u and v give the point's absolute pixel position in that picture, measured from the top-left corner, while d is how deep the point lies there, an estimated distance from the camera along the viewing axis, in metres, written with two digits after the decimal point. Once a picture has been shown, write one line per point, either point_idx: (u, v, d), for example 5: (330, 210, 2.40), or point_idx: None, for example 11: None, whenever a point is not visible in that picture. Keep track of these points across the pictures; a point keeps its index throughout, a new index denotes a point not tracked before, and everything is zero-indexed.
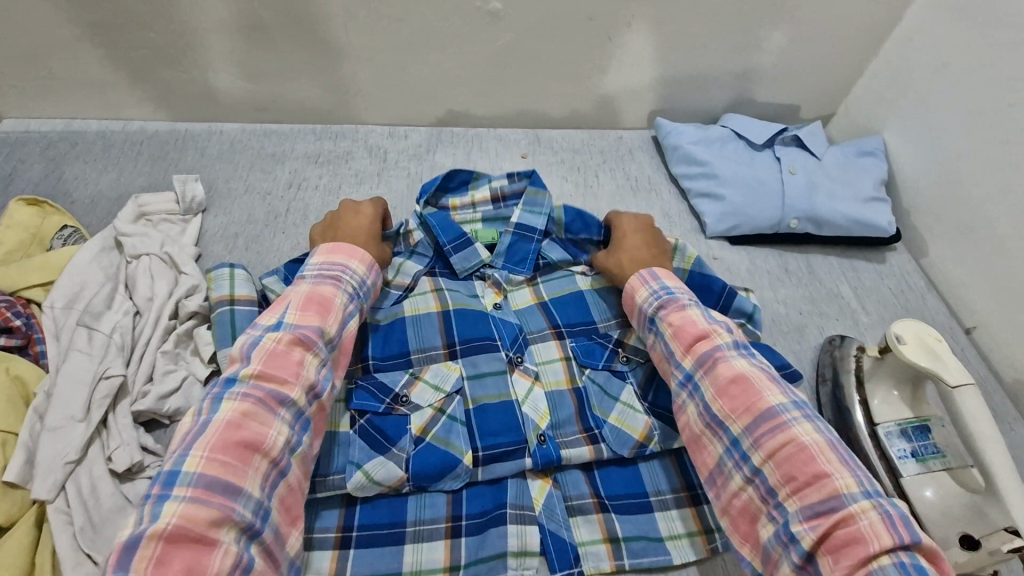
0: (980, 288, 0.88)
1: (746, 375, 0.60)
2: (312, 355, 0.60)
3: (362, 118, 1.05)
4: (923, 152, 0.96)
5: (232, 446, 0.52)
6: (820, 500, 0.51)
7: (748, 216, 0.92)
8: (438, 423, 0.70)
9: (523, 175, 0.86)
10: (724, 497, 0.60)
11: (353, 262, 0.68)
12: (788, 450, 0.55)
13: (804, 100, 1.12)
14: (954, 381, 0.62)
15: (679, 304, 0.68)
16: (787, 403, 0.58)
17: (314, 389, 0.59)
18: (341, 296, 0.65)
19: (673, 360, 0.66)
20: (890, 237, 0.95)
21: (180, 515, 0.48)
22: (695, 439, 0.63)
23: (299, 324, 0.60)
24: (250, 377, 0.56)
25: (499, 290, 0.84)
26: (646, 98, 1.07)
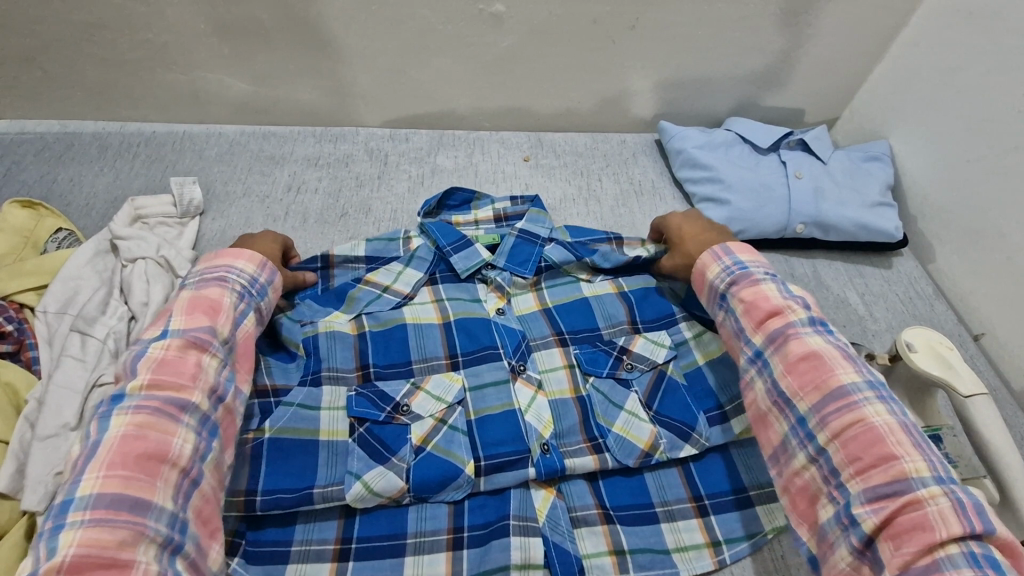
0: (988, 295, 0.87)
1: (818, 352, 0.58)
2: (209, 355, 0.58)
3: (363, 121, 1.04)
4: (930, 158, 0.95)
5: (131, 460, 0.50)
6: (886, 483, 0.51)
7: (754, 222, 0.91)
8: (439, 433, 0.68)
9: (524, 200, 0.90)
10: (784, 474, 0.59)
11: (239, 261, 0.67)
12: (858, 430, 0.54)
13: (809, 105, 1.11)
14: (967, 391, 0.61)
15: (753, 279, 0.66)
16: (859, 383, 0.56)
17: (215, 392, 0.57)
18: (229, 296, 0.63)
19: (744, 334, 0.64)
20: (897, 243, 0.93)
21: (82, 541, 0.46)
22: (759, 415, 0.62)
23: (186, 328, 0.58)
24: (138, 389, 0.54)
25: (502, 294, 0.82)
26: (650, 101, 1.06)
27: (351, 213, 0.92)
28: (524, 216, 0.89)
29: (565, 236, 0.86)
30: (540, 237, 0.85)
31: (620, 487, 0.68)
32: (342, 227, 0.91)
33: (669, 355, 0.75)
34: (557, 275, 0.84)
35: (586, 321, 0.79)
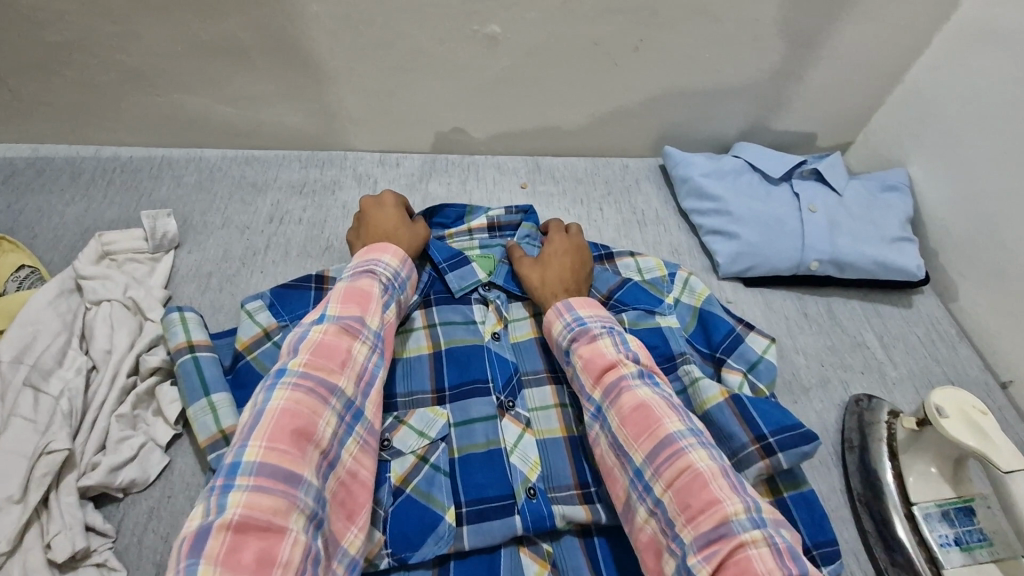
0: (1016, 339, 0.81)
1: (648, 403, 0.57)
2: (359, 342, 0.59)
3: (351, 144, 0.99)
4: (953, 188, 0.89)
5: (290, 434, 0.49)
6: (714, 529, 0.48)
7: (764, 257, 0.85)
8: (420, 473, 0.63)
9: (520, 210, 0.86)
10: (632, 529, 0.55)
11: (385, 256, 0.68)
12: (685, 477, 0.51)
13: (822, 129, 1.05)
14: (1006, 466, 0.55)
15: (590, 334, 0.65)
16: (684, 430, 0.55)
17: (359, 378, 0.57)
18: (379, 287, 0.64)
19: (583, 390, 0.63)
20: (919, 281, 0.87)
21: (245, 508, 0.45)
22: (605, 469, 0.59)
23: (341, 315, 0.59)
24: (299, 365, 0.54)
25: (500, 317, 0.77)
26: (654, 126, 1.00)
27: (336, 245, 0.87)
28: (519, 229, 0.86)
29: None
30: None
31: (615, 541, 0.62)
32: (325, 260, 0.85)
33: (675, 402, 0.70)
34: None
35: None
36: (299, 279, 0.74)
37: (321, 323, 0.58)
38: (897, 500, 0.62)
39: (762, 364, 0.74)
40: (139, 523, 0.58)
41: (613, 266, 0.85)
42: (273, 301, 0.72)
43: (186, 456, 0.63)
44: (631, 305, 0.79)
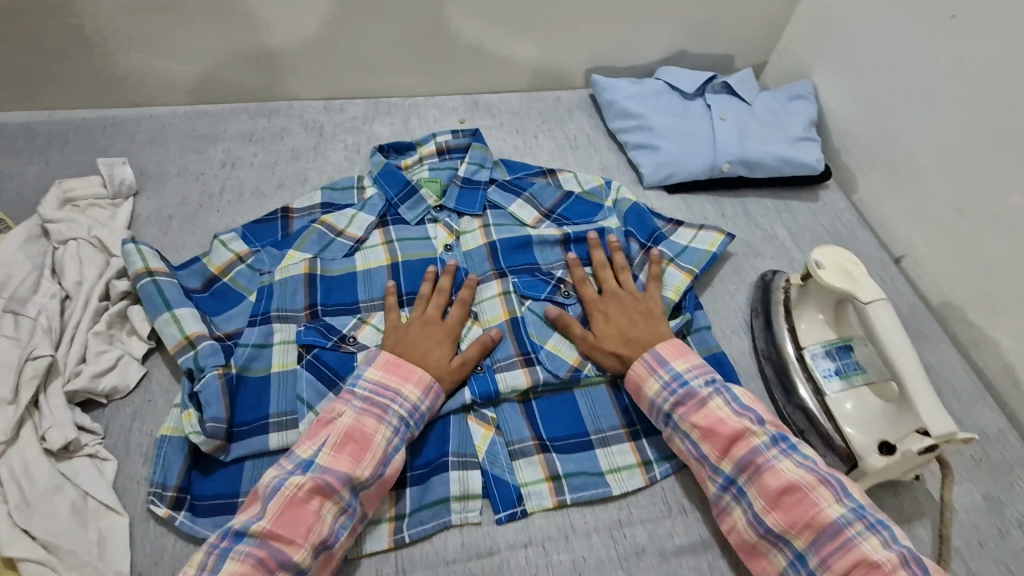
0: (905, 218, 0.90)
1: (798, 485, 0.58)
2: (332, 503, 0.56)
3: (296, 94, 1.04)
4: (849, 91, 0.97)
5: None
6: (824, 532, 0.56)
7: (683, 165, 0.93)
8: None
9: (467, 134, 0.96)
10: None
11: (406, 386, 0.64)
12: (860, 572, 0.54)
13: (738, 50, 1.12)
14: (868, 299, 0.65)
15: (700, 398, 0.64)
16: (846, 513, 0.57)
17: (326, 541, 0.55)
18: (384, 432, 0.61)
19: (653, 410, 0.67)
20: (821, 175, 0.96)
21: None
22: (747, 546, 0.60)
23: (328, 468, 0.57)
24: (259, 532, 0.54)
25: (450, 231, 0.87)
26: (581, 56, 1.07)
27: (288, 184, 0.93)
28: (468, 150, 0.95)
29: (504, 174, 0.94)
30: (481, 182, 0.91)
31: (552, 401, 0.71)
32: (278, 197, 0.91)
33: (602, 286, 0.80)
34: (500, 213, 0.89)
35: (526, 257, 0.83)
36: (267, 216, 0.85)
37: (301, 475, 0.56)
38: (790, 351, 0.72)
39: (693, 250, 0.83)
40: (124, 423, 0.65)
41: (556, 180, 0.94)
42: (245, 234, 0.82)
43: (162, 367, 0.69)
44: (573, 219, 0.89)
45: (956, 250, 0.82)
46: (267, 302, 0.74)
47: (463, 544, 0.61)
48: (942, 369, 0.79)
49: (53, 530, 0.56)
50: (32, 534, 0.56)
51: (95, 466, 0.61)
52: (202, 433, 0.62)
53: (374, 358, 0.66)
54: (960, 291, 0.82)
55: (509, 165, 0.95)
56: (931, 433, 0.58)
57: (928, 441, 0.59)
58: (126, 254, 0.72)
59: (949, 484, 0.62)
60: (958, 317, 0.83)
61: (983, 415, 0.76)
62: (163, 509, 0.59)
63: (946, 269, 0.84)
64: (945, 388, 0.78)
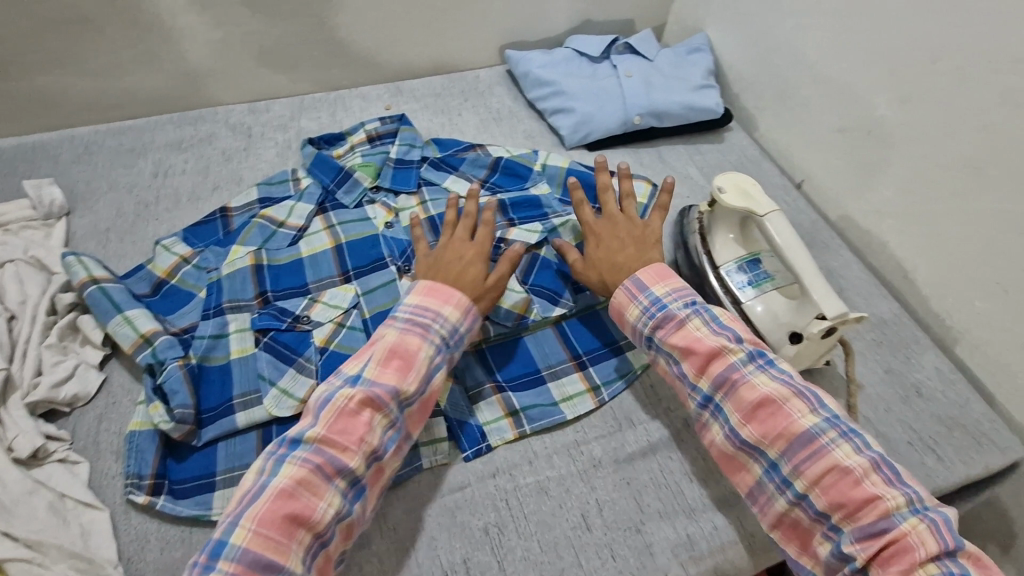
0: (799, 146, 1.00)
1: (771, 397, 0.60)
2: (382, 415, 0.60)
3: (218, 99, 1.05)
4: (738, 39, 1.06)
5: (280, 520, 0.53)
6: (797, 442, 0.59)
7: (598, 122, 1.00)
8: (340, 334, 0.76)
9: (393, 119, 1.00)
10: (768, 513, 0.60)
11: (447, 307, 0.67)
12: (832, 476, 0.56)
13: (639, 13, 1.20)
14: (766, 212, 0.73)
15: (678, 320, 0.67)
16: (818, 423, 0.59)
17: (375, 452, 0.59)
18: (427, 347, 0.64)
19: (635, 332, 0.70)
20: (722, 118, 1.05)
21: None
22: (726, 457, 0.63)
23: (375, 381, 0.61)
24: (315, 439, 0.57)
25: (389, 209, 0.91)
26: (492, 33, 1.12)
27: (223, 186, 0.95)
28: (396, 134, 0.99)
29: (435, 152, 0.98)
30: (414, 161, 0.95)
31: (503, 347, 0.77)
32: (215, 199, 0.93)
33: (540, 240, 0.84)
34: (436, 188, 0.94)
35: (464, 224, 0.89)
36: (206, 217, 0.88)
37: (351, 388, 0.59)
38: (709, 270, 0.80)
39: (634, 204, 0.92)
40: (91, 427, 0.67)
41: (485, 150, 0.98)
42: (186, 236, 0.84)
43: (121, 371, 0.71)
44: (506, 186, 0.94)
45: (843, 167, 0.92)
46: (218, 296, 0.77)
47: (437, 483, 0.66)
48: (842, 272, 0.90)
49: (34, 530, 0.58)
50: (13, 536, 0.58)
51: (68, 469, 0.63)
52: (170, 420, 0.65)
53: (416, 286, 0.69)
54: (851, 202, 0.93)
55: (439, 143, 1.00)
56: (828, 316, 0.67)
57: (827, 323, 0.68)
58: (66, 266, 0.73)
59: (851, 360, 0.72)
60: (852, 225, 0.93)
61: (881, 305, 0.86)
62: (143, 496, 0.62)
63: (838, 184, 0.94)
64: (847, 287, 0.88)
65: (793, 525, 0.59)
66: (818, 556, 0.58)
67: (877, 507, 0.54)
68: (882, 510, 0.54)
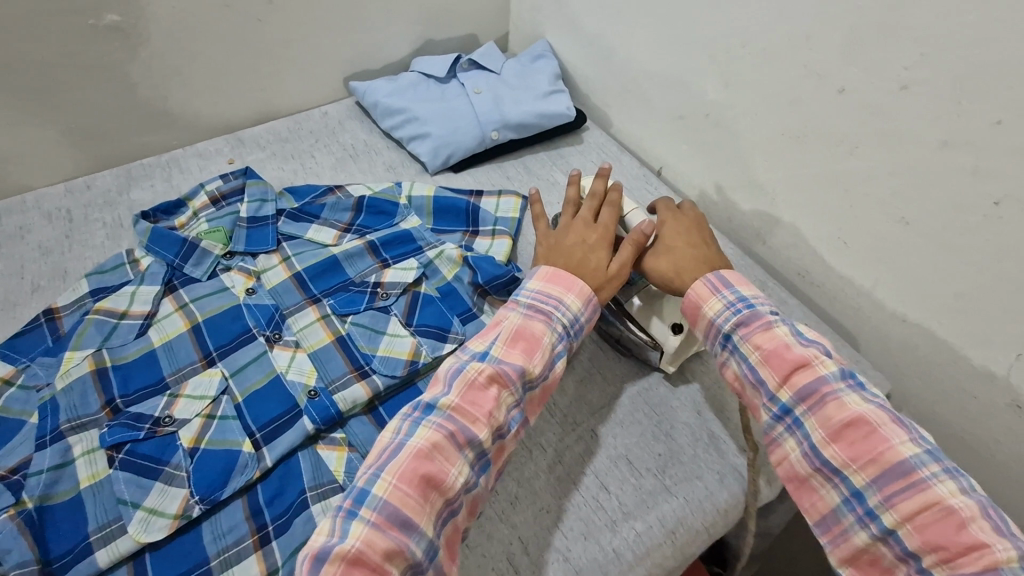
0: (651, 135, 1.04)
1: (866, 417, 0.55)
2: (507, 394, 0.60)
3: (23, 185, 0.92)
4: (575, 42, 1.09)
5: (419, 478, 0.53)
6: (893, 472, 0.53)
7: (457, 143, 0.98)
8: (210, 428, 0.68)
9: (237, 174, 0.92)
10: (841, 545, 0.55)
11: (567, 295, 0.66)
12: (932, 514, 0.51)
13: (481, 27, 1.20)
14: (631, 207, 0.77)
15: (764, 322, 0.62)
16: (920, 454, 0.53)
17: (497, 430, 0.59)
18: (551, 333, 0.64)
19: (711, 332, 0.66)
20: (576, 119, 1.06)
21: (365, 540, 0.50)
22: (799, 478, 0.58)
23: (503, 359, 0.61)
24: (449, 407, 0.57)
25: (249, 274, 0.83)
26: (331, 68, 1.07)
27: (46, 284, 0.82)
28: (244, 191, 0.91)
29: (291, 203, 0.91)
30: (269, 217, 0.88)
31: (398, 399, 0.73)
32: (36, 301, 0.80)
33: (418, 276, 0.82)
34: (298, 242, 0.87)
35: (334, 275, 0.83)
36: (27, 326, 0.75)
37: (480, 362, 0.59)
38: None
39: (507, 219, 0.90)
40: None
41: (345, 191, 0.92)
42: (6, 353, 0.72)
43: None
44: (374, 227, 0.89)
45: (691, 150, 0.97)
46: (54, 417, 0.67)
47: None
48: None
49: None
50: None
51: None
52: None
53: (533, 273, 0.68)
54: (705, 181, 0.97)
55: (295, 192, 0.93)
56: None
57: None
58: None
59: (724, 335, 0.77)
60: (712, 203, 0.98)
61: (751, 274, 0.91)
62: None
63: (692, 167, 0.99)
64: None
65: (870, 559, 0.54)
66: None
67: (984, 557, 0.48)
68: (989, 561, 0.48)
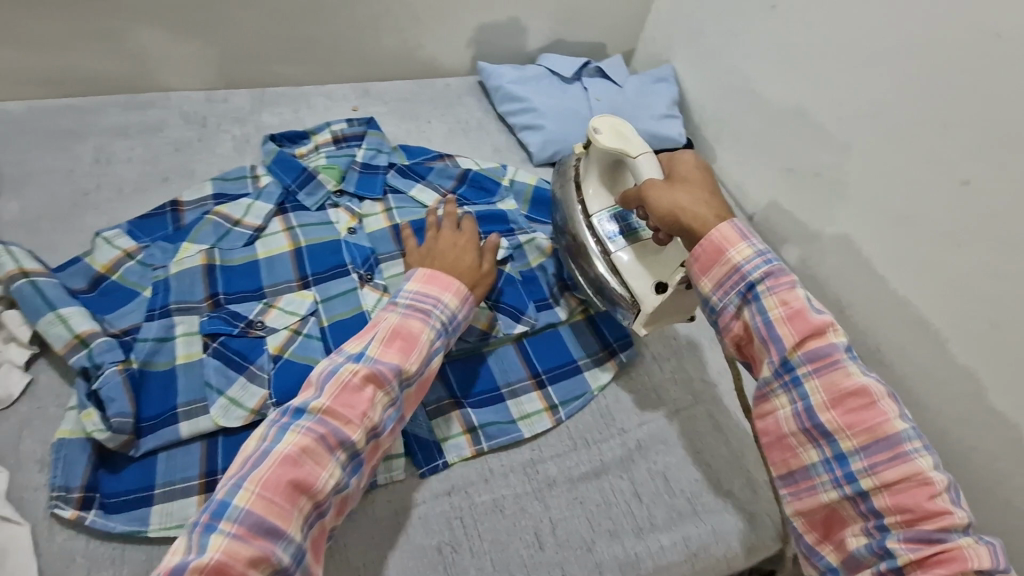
0: (752, 181, 1.06)
1: (867, 388, 0.55)
2: (383, 393, 0.59)
3: (172, 85, 0.99)
4: (699, 75, 1.11)
5: (286, 486, 0.52)
6: (882, 441, 0.54)
7: (567, 142, 1.02)
8: (295, 342, 0.74)
9: (361, 122, 0.98)
10: (806, 499, 0.58)
11: (447, 294, 0.68)
12: (909, 482, 0.53)
13: (609, 38, 1.23)
14: (639, 152, 0.72)
15: (789, 280, 0.59)
16: (907, 428, 0.55)
17: (375, 429, 0.59)
18: (428, 333, 0.65)
19: (728, 281, 0.60)
20: (684, 147, 1.10)
21: (223, 551, 0.48)
22: (781, 437, 0.59)
23: (378, 359, 0.61)
24: (319, 409, 0.56)
25: (352, 214, 0.88)
26: (465, 44, 1.12)
27: (174, 178, 0.90)
28: (363, 137, 0.97)
29: (402, 159, 0.97)
30: (381, 166, 0.93)
31: (464, 363, 0.77)
32: (163, 191, 0.88)
33: (505, 256, 0.84)
34: (402, 196, 0.92)
35: (428, 236, 0.88)
36: (153, 210, 0.82)
37: (355, 362, 0.59)
38: (582, 222, 0.78)
39: None
40: (12, 433, 0.62)
41: (453, 161, 0.97)
42: (131, 229, 0.79)
43: (50, 372, 0.66)
44: (472, 200, 0.93)
45: (790, 203, 0.98)
46: (164, 295, 0.73)
47: (390, 500, 0.66)
48: None
49: None
50: None
51: None
52: (106, 429, 0.60)
53: (412, 275, 0.69)
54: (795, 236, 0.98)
55: (407, 150, 0.99)
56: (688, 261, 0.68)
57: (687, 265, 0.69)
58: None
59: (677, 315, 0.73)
60: (795, 259, 1.00)
61: None
62: (70, 511, 0.58)
63: (785, 219, 1.00)
64: None
65: (829, 513, 0.57)
66: (843, 547, 0.56)
67: (941, 520, 0.51)
68: (947, 527, 0.51)
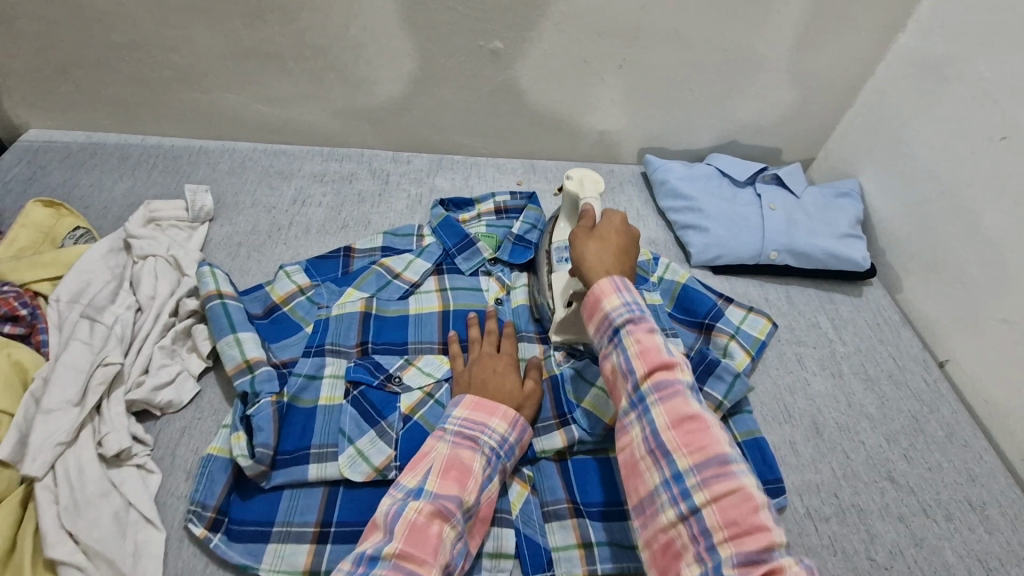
0: (952, 324, 0.91)
1: (703, 415, 0.55)
2: (450, 527, 0.56)
3: (367, 143, 1.10)
4: (895, 195, 1.00)
5: None
6: (712, 459, 0.53)
7: (731, 248, 0.97)
8: (426, 405, 0.73)
9: (524, 197, 1.00)
10: (650, 526, 0.54)
11: (494, 419, 0.65)
12: (736, 496, 0.50)
13: (789, 144, 1.16)
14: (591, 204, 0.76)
15: (649, 324, 0.60)
16: (735, 452, 0.54)
17: (448, 565, 0.55)
18: (480, 460, 0.61)
19: (601, 324, 0.62)
20: (866, 272, 0.98)
21: None
22: (631, 462, 0.57)
23: (438, 494, 0.57)
24: (393, 555, 0.53)
25: (502, 285, 0.89)
26: (637, 136, 1.12)
27: (352, 225, 0.98)
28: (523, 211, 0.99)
29: None
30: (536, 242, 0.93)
31: (589, 465, 0.72)
32: (341, 236, 0.96)
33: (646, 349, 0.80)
34: None
35: None
36: (330, 252, 0.90)
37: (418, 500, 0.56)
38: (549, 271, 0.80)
39: (748, 337, 0.87)
40: (173, 437, 0.68)
41: None
42: (309, 267, 0.87)
43: (215, 389, 0.72)
44: None
45: (1004, 361, 0.82)
46: (322, 334, 0.78)
47: None
48: (985, 478, 0.78)
49: (95, 537, 0.58)
50: (75, 538, 0.58)
51: (141, 477, 0.64)
52: (248, 456, 0.63)
53: (459, 402, 0.66)
54: (1008, 401, 0.81)
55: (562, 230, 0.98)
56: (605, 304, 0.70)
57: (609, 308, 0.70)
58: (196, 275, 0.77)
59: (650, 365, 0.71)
60: (1005, 428, 0.82)
61: None
62: (200, 529, 0.60)
63: (995, 379, 0.83)
64: (989, 497, 0.77)
65: (667, 543, 0.53)
66: None
67: (763, 538, 0.48)
68: (766, 543, 0.48)
